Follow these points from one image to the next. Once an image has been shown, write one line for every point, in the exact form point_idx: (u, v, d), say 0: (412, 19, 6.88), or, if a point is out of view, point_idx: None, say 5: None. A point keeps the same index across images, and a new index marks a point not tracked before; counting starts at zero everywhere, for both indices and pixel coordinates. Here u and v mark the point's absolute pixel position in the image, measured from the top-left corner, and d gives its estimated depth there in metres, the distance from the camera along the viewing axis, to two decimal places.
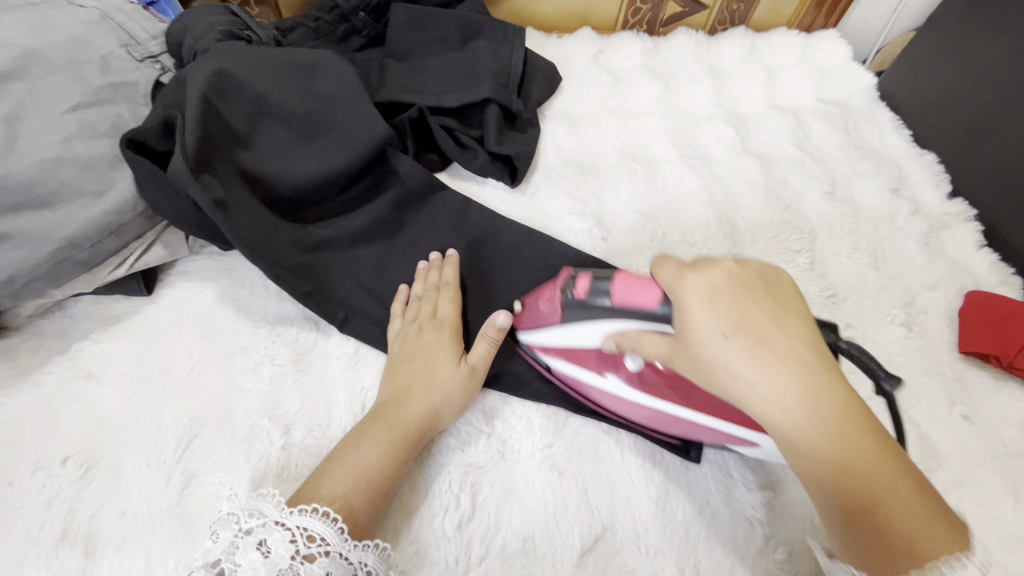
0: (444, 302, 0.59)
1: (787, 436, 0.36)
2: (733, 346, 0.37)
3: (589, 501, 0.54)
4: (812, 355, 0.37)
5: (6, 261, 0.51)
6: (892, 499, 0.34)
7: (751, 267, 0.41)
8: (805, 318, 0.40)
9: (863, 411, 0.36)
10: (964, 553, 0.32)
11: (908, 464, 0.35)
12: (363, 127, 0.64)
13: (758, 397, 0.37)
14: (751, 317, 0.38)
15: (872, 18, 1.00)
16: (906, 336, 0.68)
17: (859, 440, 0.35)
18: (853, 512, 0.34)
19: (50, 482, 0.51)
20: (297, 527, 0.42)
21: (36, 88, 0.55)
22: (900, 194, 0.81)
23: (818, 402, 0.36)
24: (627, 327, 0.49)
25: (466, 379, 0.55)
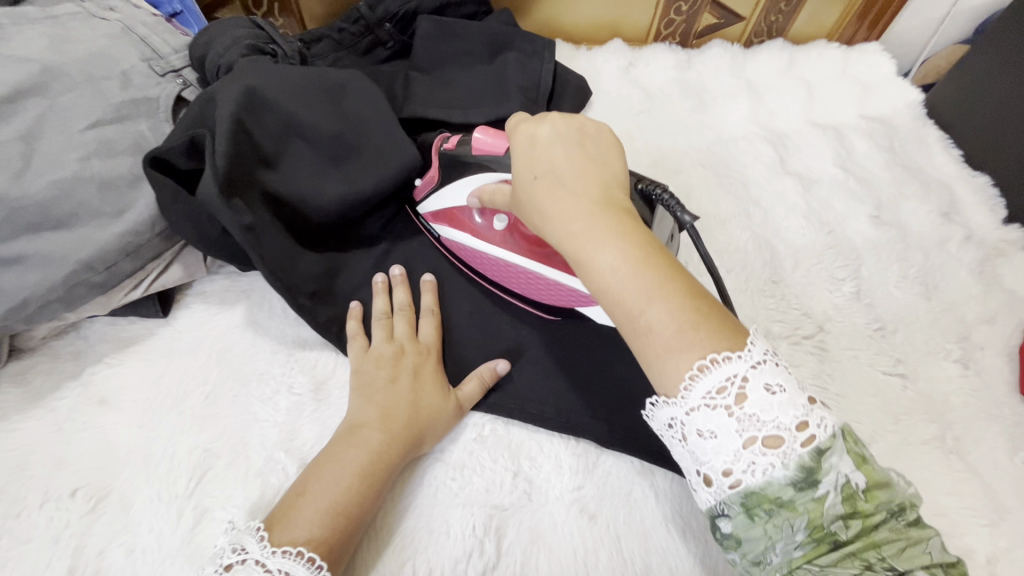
0: (425, 326, 0.58)
1: (573, 255, 0.38)
2: (537, 182, 0.41)
3: (622, 550, 0.51)
4: (603, 190, 0.40)
5: (20, 284, 0.49)
6: (664, 295, 0.35)
7: (571, 123, 0.44)
8: (612, 164, 0.43)
9: (643, 230, 0.38)
10: (720, 350, 0.34)
11: (682, 270, 0.37)
12: (393, 150, 0.62)
13: (550, 224, 0.39)
14: (557, 160, 0.41)
15: (918, 31, 0.95)
16: (962, 374, 0.64)
17: (634, 249, 0.37)
18: (636, 319, 0.35)
19: (59, 515, 0.49)
20: (278, 570, 0.40)
21: (56, 104, 0.53)
22: (952, 218, 0.77)
23: (595, 218, 0.38)
24: (488, 180, 0.52)
25: (453, 412, 0.53)
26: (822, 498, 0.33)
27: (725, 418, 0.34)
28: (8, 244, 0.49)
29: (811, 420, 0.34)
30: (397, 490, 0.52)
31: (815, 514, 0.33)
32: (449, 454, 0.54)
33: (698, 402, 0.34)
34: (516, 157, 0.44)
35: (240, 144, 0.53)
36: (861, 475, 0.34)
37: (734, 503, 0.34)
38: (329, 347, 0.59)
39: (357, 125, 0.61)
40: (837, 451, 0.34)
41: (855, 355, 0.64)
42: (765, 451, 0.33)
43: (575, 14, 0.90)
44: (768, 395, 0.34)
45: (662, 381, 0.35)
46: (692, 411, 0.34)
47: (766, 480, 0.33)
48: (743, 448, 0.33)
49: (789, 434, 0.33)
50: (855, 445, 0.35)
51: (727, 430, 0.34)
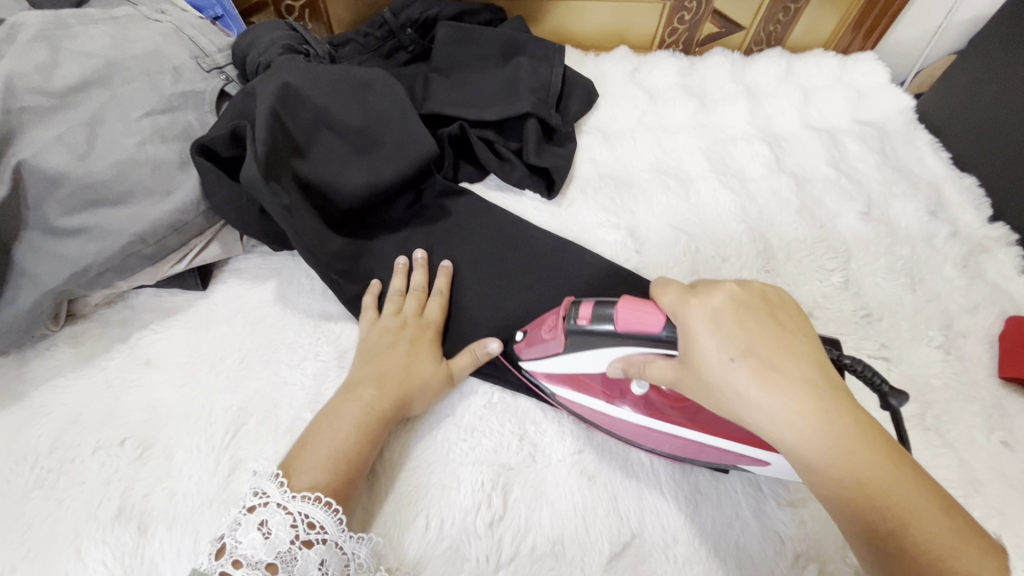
0: (432, 304, 0.63)
1: (801, 459, 0.38)
2: (743, 368, 0.39)
3: (618, 508, 0.55)
4: (817, 374, 0.40)
5: (83, 253, 0.55)
6: (920, 515, 0.36)
7: (753, 291, 0.43)
8: (808, 336, 0.43)
9: (870, 424, 0.38)
10: (991, 568, 0.34)
11: (913, 465, 0.38)
12: (413, 142, 0.67)
13: (770, 421, 0.39)
14: (744, 334, 0.40)
15: (910, 41, 1.00)
16: (943, 359, 0.68)
17: (872, 460, 0.37)
18: (880, 533, 0.36)
19: (110, 461, 0.54)
20: (299, 513, 0.46)
21: (116, 95, 0.60)
22: (938, 216, 0.81)
23: (828, 424, 0.38)
24: (632, 353, 0.48)
25: (442, 382, 0.58)
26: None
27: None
28: (74, 216, 0.55)
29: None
30: (410, 450, 0.57)
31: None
32: (459, 418, 0.59)
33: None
34: (699, 336, 0.41)
35: (277, 135, 0.59)
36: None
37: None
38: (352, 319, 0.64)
39: (380, 120, 0.67)
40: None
41: (841, 339, 0.68)
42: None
43: (585, 22, 0.96)
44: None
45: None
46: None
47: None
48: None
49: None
50: None
51: None
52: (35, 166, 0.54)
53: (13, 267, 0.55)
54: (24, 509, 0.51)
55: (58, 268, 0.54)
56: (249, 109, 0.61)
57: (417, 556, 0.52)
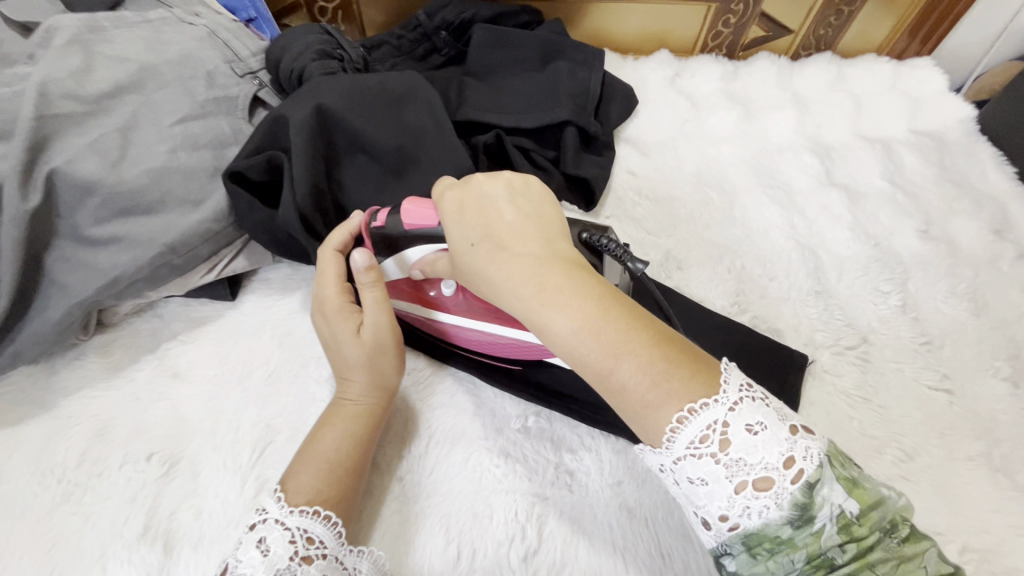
0: (327, 284, 0.52)
1: (531, 322, 0.39)
2: (477, 249, 0.42)
3: (660, 545, 0.52)
4: (544, 244, 0.41)
5: (113, 263, 0.53)
6: (597, 345, 0.36)
7: (498, 180, 0.46)
8: (551, 221, 0.44)
9: (595, 282, 0.39)
10: (696, 399, 0.35)
11: (624, 310, 0.38)
12: (449, 162, 0.64)
13: (503, 287, 0.40)
14: (505, 218, 0.43)
15: (972, 47, 0.94)
16: (1011, 393, 0.63)
17: (594, 311, 0.37)
18: (605, 375, 0.37)
19: (135, 476, 0.53)
20: (297, 527, 0.44)
21: (149, 101, 0.59)
22: (1004, 235, 0.75)
23: (541, 286, 0.38)
24: (426, 252, 0.53)
25: (370, 347, 0.52)
26: (819, 532, 0.34)
27: (713, 465, 0.35)
28: (105, 226, 0.54)
29: (790, 449, 0.34)
30: (441, 476, 0.55)
31: (813, 548, 0.35)
32: (492, 442, 0.56)
33: (682, 449, 0.35)
34: (449, 223, 0.46)
35: (309, 157, 0.57)
36: (852, 500, 0.35)
37: (736, 543, 0.36)
38: None
39: (416, 134, 0.64)
40: (827, 482, 0.34)
41: (899, 368, 0.64)
42: (756, 494, 0.34)
43: (625, 24, 0.93)
44: (752, 437, 0.34)
45: (648, 434, 0.37)
46: (679, 459, 0.36)
47: (763, 522, 0.35)
48: (735, 494, 0.35)
49: (775, 471, 0.34)
50: (844, 469, 0.36)
51: (717, 479, 0.35)
52: (68, 174, 0.53)
53: (45, 276, 0.54)
54: (50, 524, 0.50)
55: (89, 278, 0.53)
56: (281, 127, 0.59)
57: None
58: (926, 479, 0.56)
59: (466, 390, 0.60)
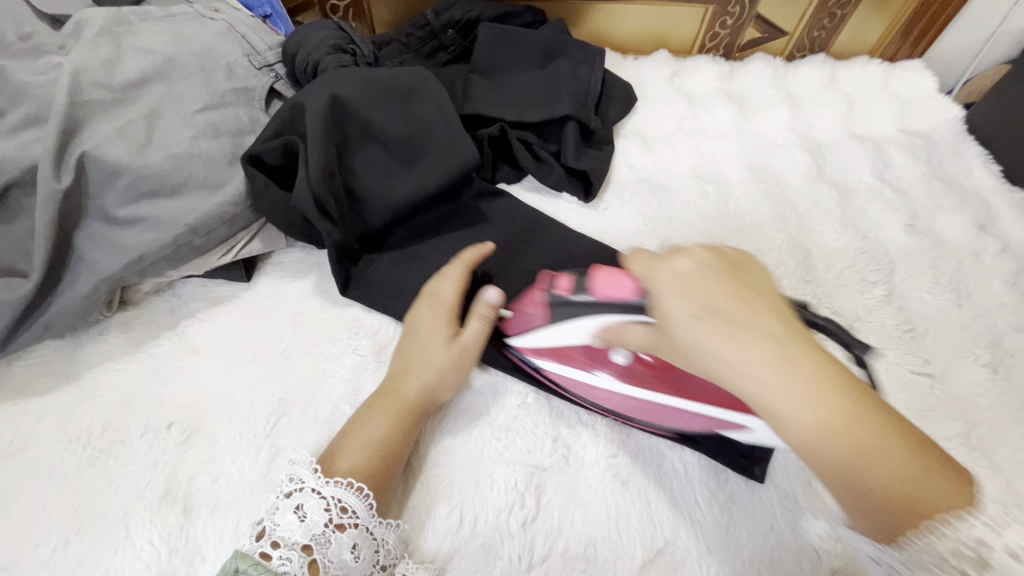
0: (448, 281, 0.59)
1: (766, 411, 0.35)
2: (704, 324, 0.37)
3: (651, 513, 0.55)
4: (783, 324, 0.36)
5: (138, 242, 0.56)
6: (855, 448, 0.33)
7: (712, 253, 0.41)
8: (773, 293, 0.40)
9: (842, 373, 0.35)
10: (957, 511, 0.33)
11: (874, 406, 0.34)
12: (455, 154, 0.68)
13: (740, 374, 0.35)
14: (723, 291, 0.38)
15: (961, 50, 0.97)
16: (990, 378, 0.66)
17: (846, 408, 0.33)
18: (861, 475, 0.33)
19: (157, 444, 0.56)
20: (332, 496, 0.47)
21: (173, 90, 0.62)
22: (987, 230, 0.78)
23: (794, 369, 0.34)
24: (612, 322, 0.49)
25: (456, 357, 0.57)
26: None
27: None
28: (130, 207, 0.57)
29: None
30: (445, 447, 0.58)
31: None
32: (493, 417, 0.59)
33: (918, 558, 0.34)
34: (664, 295, 0.39)
35: (325, 145, 0.60)
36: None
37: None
38: (389, 316, 0.65)
39: (425, 127, 0.67)
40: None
41: (883, 354, 0.67)
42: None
43: (625, 24, 0.96)
44: (1014, 561, 0.32)
45: (883, 533, 0.35)
46: (913, 564, 0.34)
47: None
48: None
49: None
50: None
51: None
52: (98, 157, 0.56)
53: (73, 254, 0.57)
54: (77, 487, 0.53)
55: (115, 256, 0.56)
56: (297, 116, 0.62)
57: (449, 552, 0.53)
58: None
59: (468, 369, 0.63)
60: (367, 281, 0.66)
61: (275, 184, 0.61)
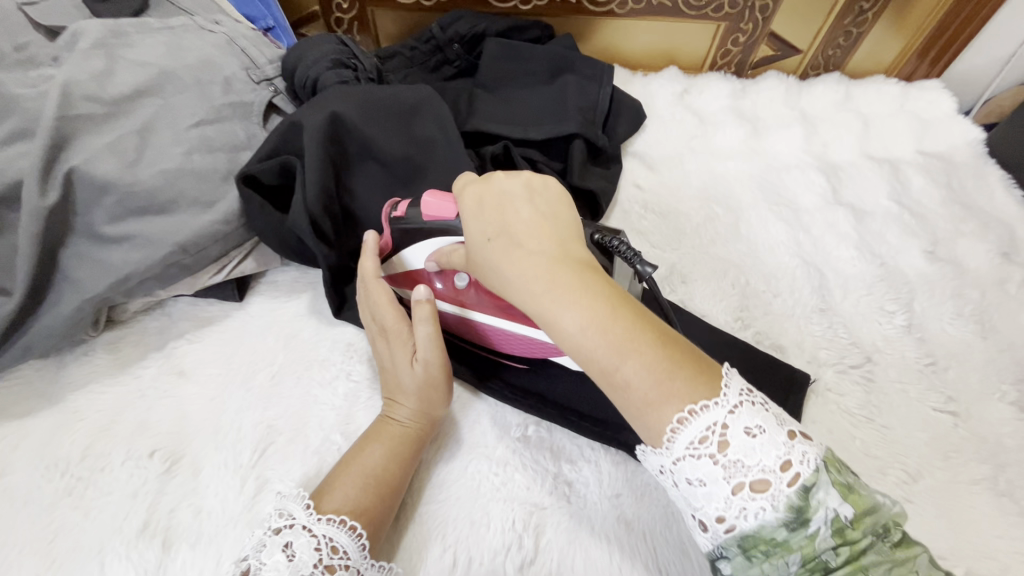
0: (381, 311, 0.54)
1: (539, 317, 0.38)
2: (490, 244, 0.41)
3: (656, 559, 0.51)
4: (560, 244, 0.40)
5: (126, 260, 0.54)
6: (629, 345, 0.35)
7: (515, 179, 0.44)
8: (567, 217, 0.43)
9: (610, 284, 0.38)
10: (697, 401, 0.34)
11: (635, 310, 0.37)
12: (457, 170, 0.65)
13: (511, 284, 0.39)
14: (524, 215, 0.41)
15: (981, 69, 0.94)
16: (1018, 418, 0.62)
17: (604, 306, 0.36)
18: (612, 375, 0.35)
19: (138, 473, 0.53)
20: (323, 535, 0.45)
21: (168, 104, 0.60)
22: (1011, 258, 0.75)
23: (555, 272, 0.37)
24: (443, 245, 0.52)
25: (421, 372, 0.52)
26: None
27: None
28: (120, 224, 0.55)
29: (780, 451, 0.34)
30: (437, 479, 0.55)
31: (809, 551, 0.33)
32: (492, 449, 0.57)
33: (682, 451, 0.34)
34: (467, 220, 0.44)
35: (323, 162, 0.58)
36: (845, 503, 0.34)
37: (732, 546, 0.35)
38: None
39: (425, 147, 0.65)
40: (823, 486, 0.33)
41: (904, 388, 0.63)
42: (753, 496, 0.33)
43: (635, 40, 0.94)
44: (749, 438, 0.34)
45: (651, 434, 0.35)
46: (678, 461, 0.35)
47: None
48: None
49: None
50: None
51: None
52: (86, 173, 0.54)
53: (58, 272, 0.55)
54: (51, 518, 0.51)
55: (102, 275, 0.54)
56: (296, 132, 0.60)
57: None
58: (930, 503, 0.55)
59: (470, 396, 0.60)
60: None
61: (270, 203, 0.59)
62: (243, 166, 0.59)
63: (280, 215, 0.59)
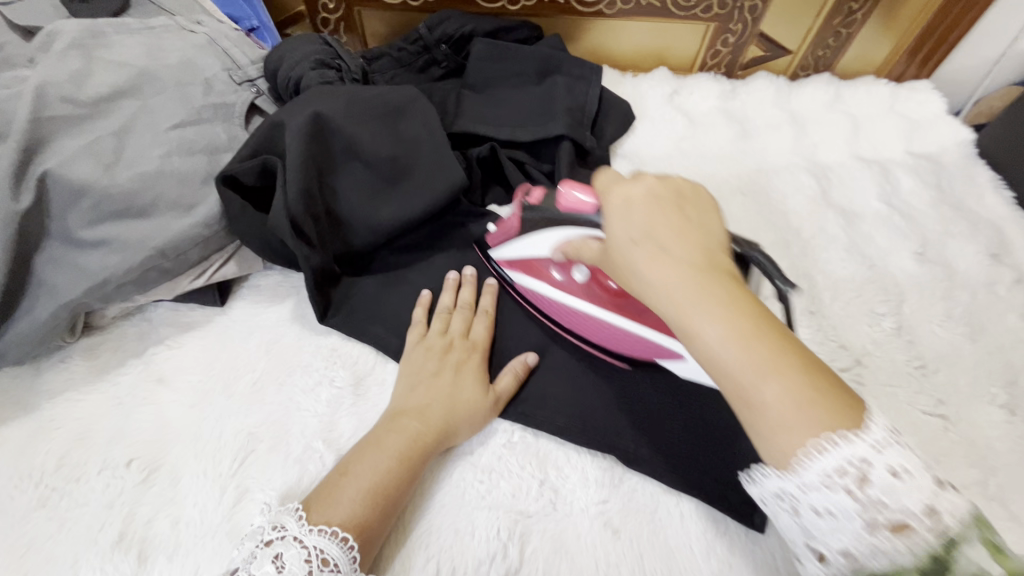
0: (481, 332, 0.60)
1: (679, 327, 0.36)
2: (639, 248, 0.39)
3: (643, 567, 0.51)
4: (705, 256, 0.38)
5: (102, 265, 0.53)
6: (773, 366, 0.33)
7: (668, 187, 0.42)
8: (716, 233, 0.41)
9: (758, 304, 0.36)
10: (838, 430, 0.31)
11: (778, 328, 0.35)
12: (442, 171, 0.64)
13: (652, 291, 0.38)
14: (669, 222, 0.39)
15: (971, 70, 0.94)
16: (1007, 421, 0.61)
17: (744, 322, 0.34)
18: (746, 393, 0.33)
19: (115, 482, 0.52)
20: (314, 547, 0.43)
21: (147, 106, 0.59)
22: (1001, 260, 0.75)
23: (703, 285, 0.36)
24: (573, 236, 0.51)
25: (490, 403, 0.55)
26: None
27: None
28: (95, 229, 0.54)
29: (931, 500, 0.31)
30: (423, 488, 0.54)
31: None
32: (478, 456, 0.56)
33: (812, 479, 0.32)
34: (610, 222, 0.42)
35: (305, 165, 0.57)
36: (997, 564, 0.30)
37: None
38: (367, 344, 0.62)
39: (412, 148, 0.64)
40: (972, 543, 0.30)
41: (894, 392, 0.63)
42: (891, 537, 0.31)
43: (625, 41, 0.93)
44: (892, 479, 0.31)
45: (773, 456, 0.33)
46: (806, 488, 0.32)
47: None
48: None
49: None
50: None
51: None
52: (61, 176, 0.53)
53: (32, 278, 0.53)
54: (24, 530, 0.50)
55: (77, 280, 0.53)
56: (277, 133, 0.59)
57: None
58: None
59: None
60: (348, 307, 0.63)
61: (250, 205, 0.58)
62: (224, 167, 0.58)
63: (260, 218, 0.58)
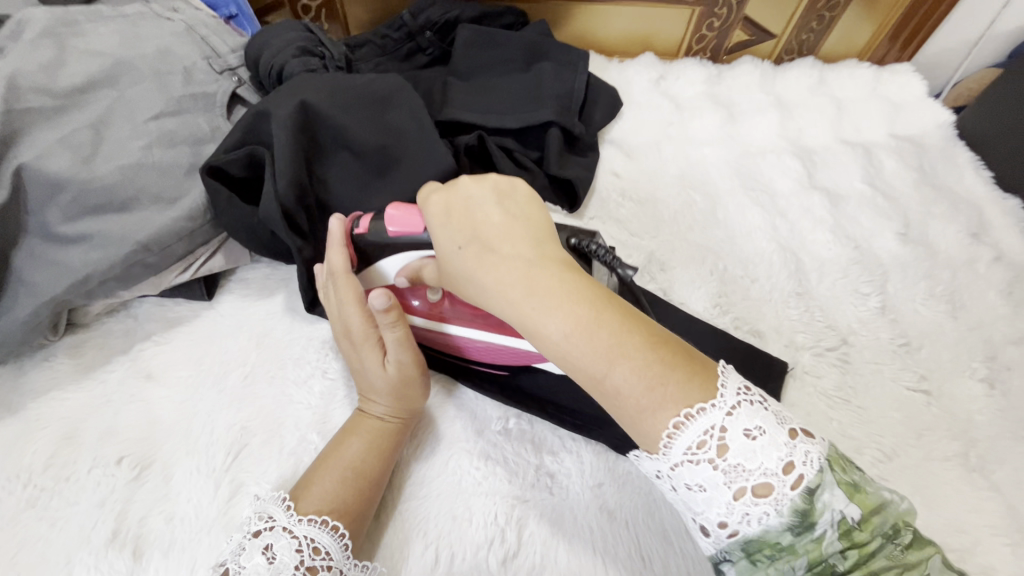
0: (348, 309, 0.51)
1: (526, 329, 0.38)
2: (467, 254, 0.41)
3: (640, 548, 0.52)
4: (535, 248, 0.40)
5: (85, 261, 0.52)
6: (621, 351, 0.35)
7: (485, 185, 0.43)
8: (540, 220, 0.43)
9: (584, 283, 0.38)
10: (693, 403, 0.34)
11: (608, 304, 0.37)
12: (433, 160, 0.63)
13: (492, 298, 0.39)
14: (494, 219, 0.41)
15: (950, 52, 0.95)
16: (987, 394, 0.63)
17: (585, 312, 0.36)
18: (604, 382, 0.36)
19: (106, 480, 0.51)
20: (305, 536, 0.44)
21: (123, 96, 0.57)
22: (980, 239, 0.77)
23: (537, 278, 0.38)
24: (412, 258, 0.53)
25: (398, 376, 0.51)
26: None
27: None
28: (75, 224, 0.53)
29: (794, 457, 0.34)
30: (420, 477, 0.54)
31: (816, 555, 0.34)
32: (473, 444, 0.56)
33: (680, 457, 0.34)
34: (438, 231, 0.43)
35: (295, 154, 0.56)
36: (854, 506, 0.34)
37: (735, 550, 0.36)
38: None
39: (399, 136, 0.63)
40: (828, 488, 0.34)
41: (878, 369, 0.64)
42: (756, 500, 0.34)
43: (611, 26, 0.93)
44: (749, 441, 0.34)
45: (647, 438, 0.35)
46: (677, 466, 0.35)
47: None
48: None
49: None
50: None
51: None
52: (39, 171, 0.52)
53: (13, 276, 0.52)
54: (15, 530, 0.49)
55: (59, 277, 0.52)
56: (264, 123, 0.58)
57: None
58: (904, 481, 0.57)
59: (452, 394, 0.59)
60: None
61: (238, 197, 0.57)
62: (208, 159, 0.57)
63: (250, 211, 0.57)
